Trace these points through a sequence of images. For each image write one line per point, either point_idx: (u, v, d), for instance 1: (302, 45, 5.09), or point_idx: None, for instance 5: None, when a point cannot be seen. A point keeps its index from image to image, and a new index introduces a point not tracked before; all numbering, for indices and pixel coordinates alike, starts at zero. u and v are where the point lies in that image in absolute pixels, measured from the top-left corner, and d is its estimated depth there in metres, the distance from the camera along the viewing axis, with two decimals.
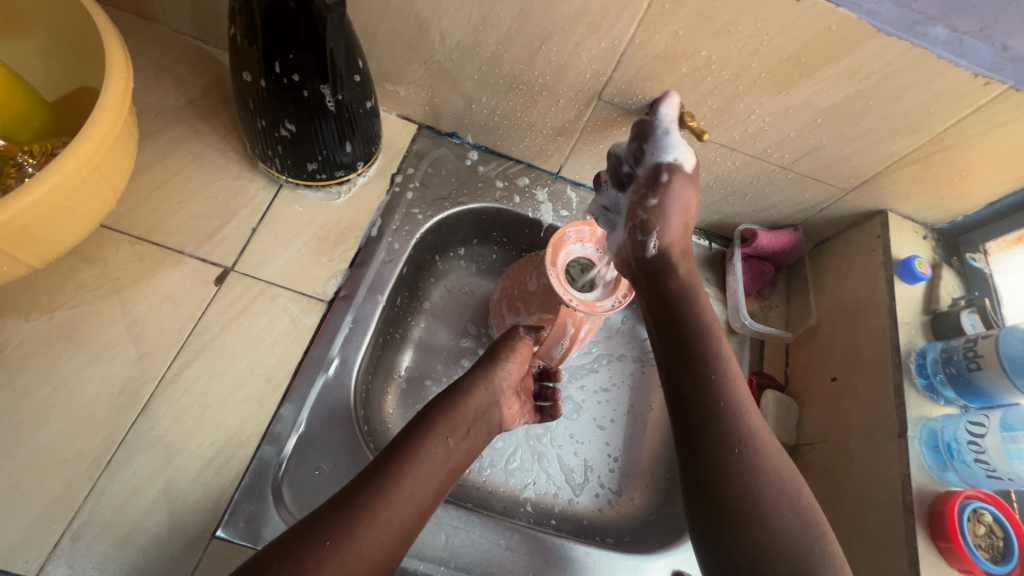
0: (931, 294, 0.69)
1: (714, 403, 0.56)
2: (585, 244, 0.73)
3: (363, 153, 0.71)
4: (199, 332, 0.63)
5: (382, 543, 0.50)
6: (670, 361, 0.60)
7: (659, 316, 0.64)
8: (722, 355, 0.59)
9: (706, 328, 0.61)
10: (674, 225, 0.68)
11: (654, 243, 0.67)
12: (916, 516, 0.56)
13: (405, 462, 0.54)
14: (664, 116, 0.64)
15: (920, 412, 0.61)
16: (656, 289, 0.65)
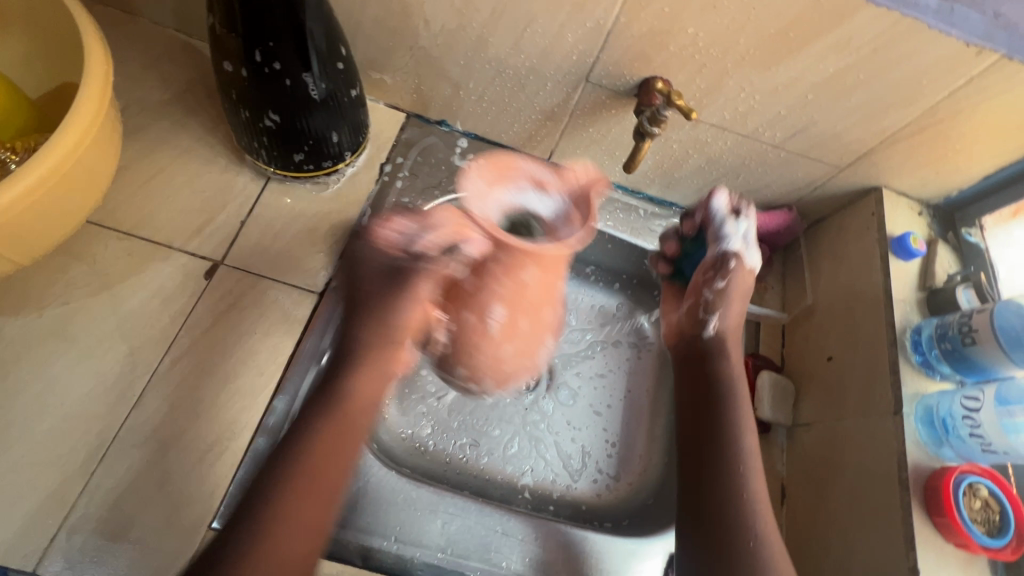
0: (926, 270, 0.69)
1: (720, 472, 0.60)
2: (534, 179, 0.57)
3: (351, 142, 0.70)
4: (190, 327, 0.63)
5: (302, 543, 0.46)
6: (694, 435, 0.64)
7: (693, 391, 0.68)
8: (743, 435, 0.62)
9: (736, 404, 0.64)
10: (735, 312, 0.70)
11: (713, 323, 0.69)
12: (912, 491, 0.56)
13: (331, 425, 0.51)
14: (716, 207, 0.70)
15: (916, 389, 0.61)
16: (699, 365, 0.69)
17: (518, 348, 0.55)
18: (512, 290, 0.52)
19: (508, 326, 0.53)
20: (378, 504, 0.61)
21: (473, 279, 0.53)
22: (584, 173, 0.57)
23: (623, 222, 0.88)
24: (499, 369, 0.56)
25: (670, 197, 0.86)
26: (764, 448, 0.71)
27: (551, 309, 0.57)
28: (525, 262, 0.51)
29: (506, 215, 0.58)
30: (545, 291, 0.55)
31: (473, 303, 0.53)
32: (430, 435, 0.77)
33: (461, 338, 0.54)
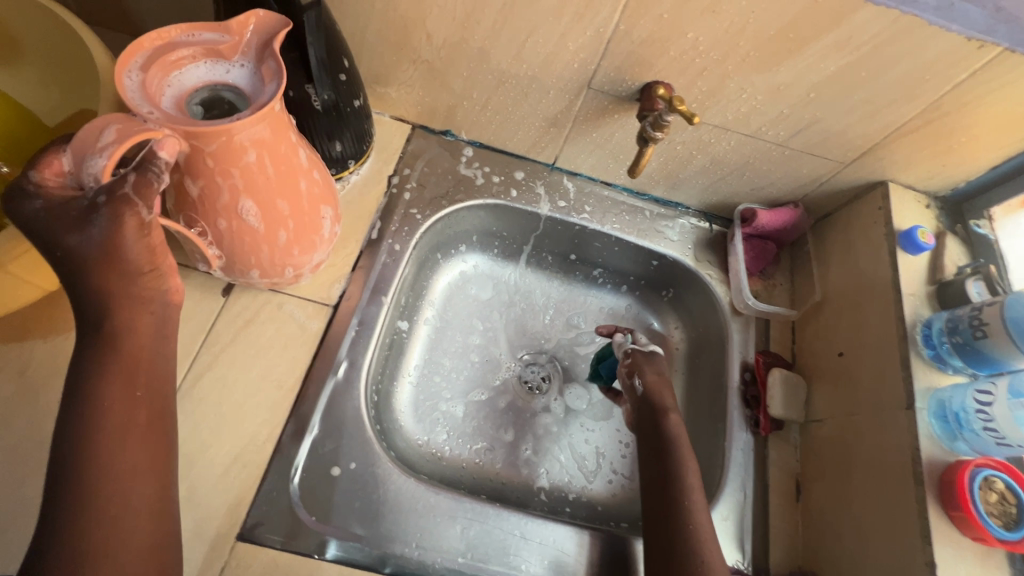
0: (936, 264, 0.68)
1: (684, 516, 0.61)
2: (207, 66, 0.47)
3: (354, 150, 0.72)
4: (210, 343, 0.65)
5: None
6: (655, 489, 0.64)
7: (649, 449, 0.68)
8: (693, 484, 0.63)
9: (681, 458, 0.66)
10: (660, 376, 0.74)
11: (639, 381, 0.74)
12: (927, 486, 0.56)
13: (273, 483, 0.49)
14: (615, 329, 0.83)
15: (928, 383, 0.61)
16: (648, 425, 0.70)
17: (298, 222, 0.56)
18: (243, 176, 0.48)
19: (276, 218, 0.53)
20: (397, 511, 0.63)
21: (204, 167, 0.47)
22: (259, 20, 0.47)
23: (629, 224, 0.85)
24: (287, 259, 0.58)
25: (675, 198, 0.86)
26: (775, 443, 0.72)
27: (307, 178, 0.55)
28: (214, 163, 0.47)
29: (201, 89, 0.47)
30: (291, 160, 0.52)
31: (221, 191, 0.49)
32: (445, 440, 0.79)
33: (246, 234, 0.53)
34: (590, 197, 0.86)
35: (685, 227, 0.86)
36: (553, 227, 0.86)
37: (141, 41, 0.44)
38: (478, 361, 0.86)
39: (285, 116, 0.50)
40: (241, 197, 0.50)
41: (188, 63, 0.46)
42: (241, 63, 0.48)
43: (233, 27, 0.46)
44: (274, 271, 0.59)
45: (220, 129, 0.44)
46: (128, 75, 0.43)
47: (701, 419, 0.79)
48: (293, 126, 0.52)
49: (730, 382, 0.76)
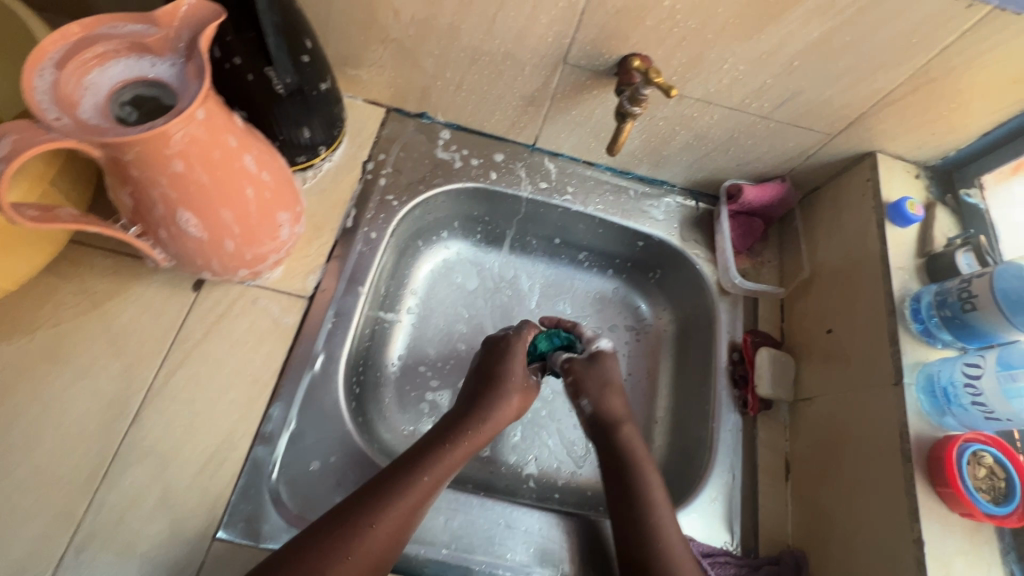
0: (925, 236, 0.66)
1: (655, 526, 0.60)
2: (133, 59, 0.44)
3: (324, 136, 0.70)
4: (182, 340, 0.63)
5: (385, 541, 0.53)
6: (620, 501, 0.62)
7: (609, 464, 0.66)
8: (654, 487, 0.62)
9: (642, 469, 0.64)
10: (605, 385, 0.71)
11: (586, 404, 0.70)
12: (914, 463, 0.55)
13: (400, 479, 0.56)
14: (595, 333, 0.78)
15: (917, 358, 0.59)
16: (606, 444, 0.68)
17: (246, 230, 0.54)
18: (176, 185, 0.47)
19: (220, 226, 0.52)
20: None
21: (130, 176, 0.45)
22: (189, 8, 0.44)
23: (613, 205, 0.83)
24: (239, 260, 0.57)
25: (660, 176, 0.84)
26: (764, 422, 0.72)
27: (254, 184, 0.53)
28: (140, 173, 0.45)
29: (126, 87, 0.44)
30: (231, 168, 0.50)
31: (156, 201, 0.47)
32: None
33: (190, 242, 0.52)
34: (573, 178, 0.84)
35: (670, 206, 0.84)
36: (535, 211, 0.84)
37: (55, 32, 0.41)
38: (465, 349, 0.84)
39: (218, 118, 0.48)
40: (179, 207, 0.49)
41: (112, 57, 0.43)
42: (173, 60, 0.45)
43: (162, 19, 0.43)
44: (227, 274, 0.59)
45: (133, 139, 0.41)
46: (40, 73, 0.40)
47: (691, 400, 0.78)
48: (232, 130, 0.50)
49: (718, 362, 0.75)
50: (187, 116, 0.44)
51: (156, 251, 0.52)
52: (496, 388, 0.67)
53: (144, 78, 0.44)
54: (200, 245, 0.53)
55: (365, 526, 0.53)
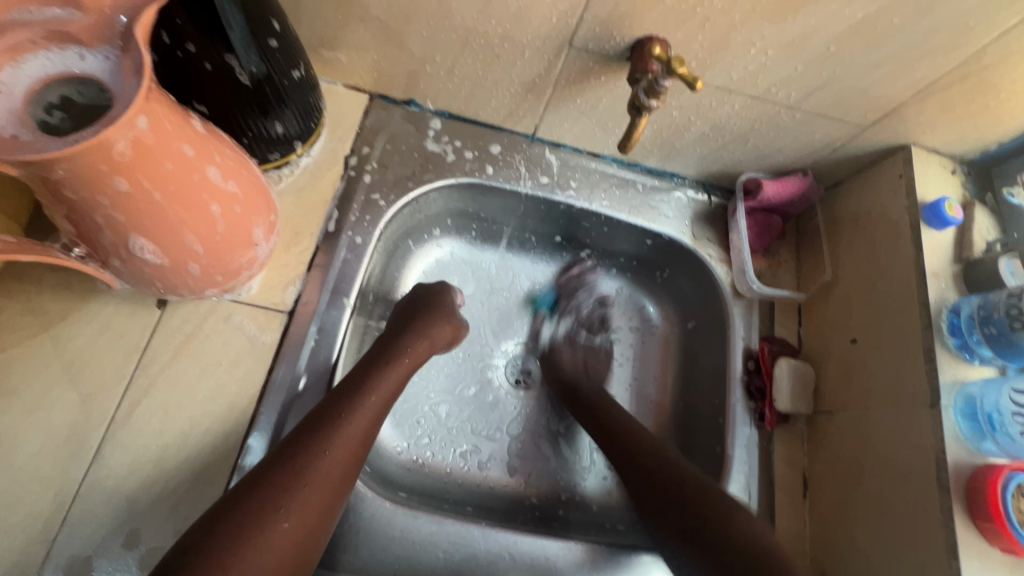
0: (963, 240, 0.61)
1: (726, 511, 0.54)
2: (60, 54, 0.37)
3: (299, 130, 0.62)
4: (146, 364, 0.57)
5: (343, 465, 0.50)
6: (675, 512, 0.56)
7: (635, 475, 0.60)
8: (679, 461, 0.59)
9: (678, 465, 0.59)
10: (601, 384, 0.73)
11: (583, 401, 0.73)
12: (953, 494, 0.51)
13: (347, 401, 0.53)
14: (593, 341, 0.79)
15: (955, 377, 0.55)
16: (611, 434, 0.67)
17: (214, 250, 0.47)
18: (124, 205, 0.40)
19: (182, 249, 0.45)
20: (373, 540, 0.57)
21: (65, 198, 0.38)
22: None
23: (619, 201, 0.76)
24: (209, 283, 0.50)
25: (671, 168, 0.77)
26: (781, 437, 0.67)
27: (220, 199, 0.46)
28: (76, 193, 0.38)
29: (49, 87, 0.37)
30: (189, 181, 0.43)
31: (101, 225, 0.41)
32: (427, 445, 0.73)
33: (147, 267, 0.45)
34: (576, 171, 0.76)
35: (681, 201, 0.78)
36: (536, 207, 0.77)
37: None
38: (470, 350, 0.79)
39: (166, 123, 0.40)
40: (129, 231, 0.42)
41: (29, 50, 0.36)
42: (106, 52, 0.37)
43: (87, 2, 0.35)
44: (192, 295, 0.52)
45: (54, 156, 0.34)
46: None
47: (701, 410, 0.74)
48: (186, 136, 0.42)
49: (733, 372, 0.70)
50: (123, 124, 0.36)
51: (107, 274, 0.45)
52: (432, 311, 0.67)
53: (68, 73, 0.37)
54: (162, 271, 0.46)
55: (311, 474, 0.47)
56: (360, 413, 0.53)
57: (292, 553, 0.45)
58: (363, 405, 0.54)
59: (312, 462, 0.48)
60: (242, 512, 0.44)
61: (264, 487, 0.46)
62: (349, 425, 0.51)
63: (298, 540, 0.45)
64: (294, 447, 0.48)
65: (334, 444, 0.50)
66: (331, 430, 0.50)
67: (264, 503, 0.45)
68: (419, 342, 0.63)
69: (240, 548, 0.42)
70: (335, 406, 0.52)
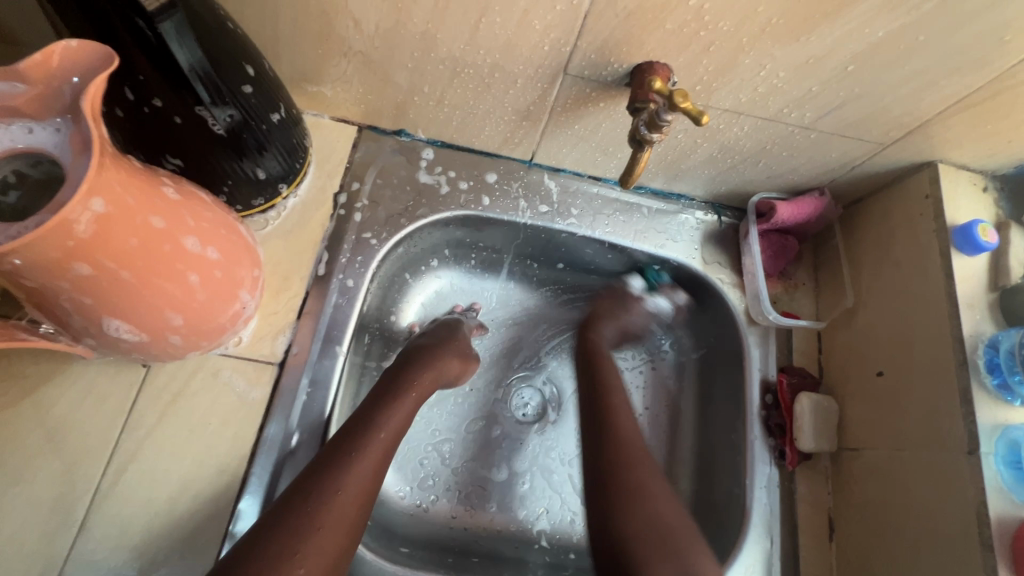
0: (998, 266, 0.56)
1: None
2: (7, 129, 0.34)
3: (284, 171, 0.59)
4: (132, 428, 0.54)
5: (357, 506, 0.47)
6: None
7: (643, 522, 0.52)
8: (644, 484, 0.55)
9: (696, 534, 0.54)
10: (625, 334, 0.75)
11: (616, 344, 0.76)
12: (997, 554, 0.47)
13: (358, 436, 0.51)
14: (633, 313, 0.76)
15: (993, 419, 0.51)
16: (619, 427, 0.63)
17: (191, 318, 0.45)
18: (89, 289, 0.37)
19: (159, 323, 0.43)
20: None
21: (25, 285, 0.36)
22: (62, 57, 0.33)
23: (624, 226, 0.73)
24: (192, 344, 0.48)
25: (677, 189, 0.73)
26: (804, 476, 0.63)
27: (198, 269, 0.44)
28: (34, 281, 0.35)
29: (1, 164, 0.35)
30: (160, 255, 0.40)
31: (67, 308, 0.39)
32: (431, 488, 0.70)
33: (122, 341, 0.44)
34: (577, 197, 0.73)
35: (689, 223, 0.74)
36: (535, 236, 0.73)
37: None
38: (476, 384, 0.76)
39: (127, 197, 0.37)
40: (98, 311, 0.40)
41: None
42: (56, 124, 0.35)
43: (31, 72, 0.32)
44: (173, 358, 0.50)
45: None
46: None
47: (717, 446, 0.70)
48: (156, 207, 0.40)
49: (750, 407, 0.66)
50: (74, 206, 0.33)
51: (79, 347, 0.43)
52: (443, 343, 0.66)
53: (14, 150, 0.34)
54: (141, 345, 0.45)
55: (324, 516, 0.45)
56: (372, 448, 0.50)
57: None
58: (374, 440, 0.51)
59: (325, 503, 0.45)
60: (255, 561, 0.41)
61: (277, 532, 0.43)
62: (360, 464, 0.49)
63: None
64: (305, 490, 0.46)
65: (346, 482, 0.47)
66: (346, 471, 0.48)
67: (283, 547, 0.42)
68: (425, 374, 0.61)
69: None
70: (341, 444, 0.50)
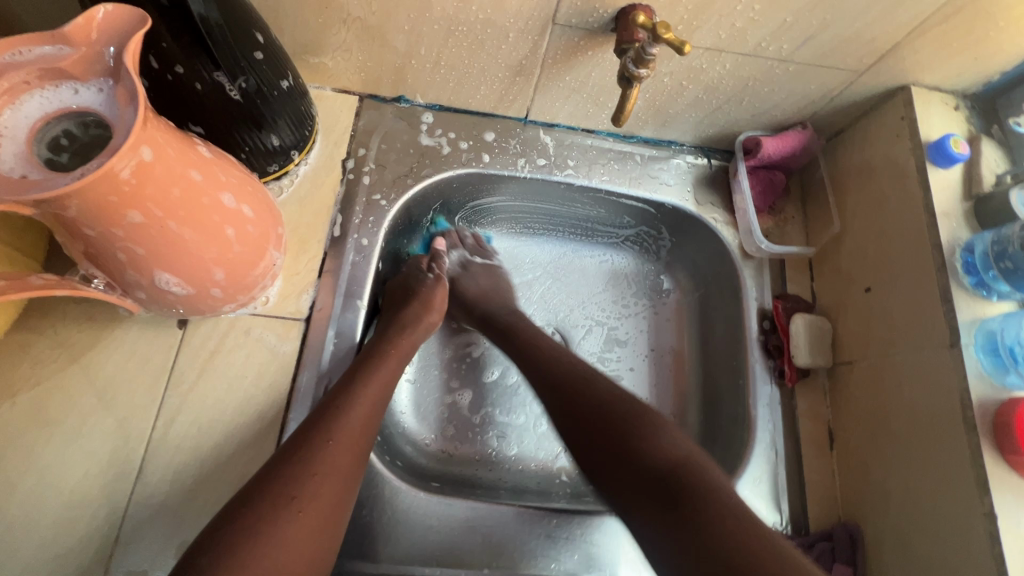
0: (971, 176, 0.60)
1: (710, 483, 0.47)
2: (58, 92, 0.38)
3: (295, 139, 0.63)
4: (175, 384, 0.58)
5: (352, 452, 0.50)
6: (635, 482, 0.49)
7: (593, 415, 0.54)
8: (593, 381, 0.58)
9: (669, 425, 0.52)
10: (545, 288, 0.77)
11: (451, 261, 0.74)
12: (980, 433, 0.51)
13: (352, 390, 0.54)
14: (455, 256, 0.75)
15: (973, 314, 0.55)
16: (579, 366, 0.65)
17: (228, 269, 0.49)
18: (140, 237, 0.41)
19: (202, 276, 0.48)
20: (411, 531, 0.58)
21: (84, 234, 0.40)
22: (106, 21, 0.36)
23: (619, 174, 0.76)
24: (227, 295, 0.52)
25: (667, 135, 0.76)
26: (802, 392, 0.68)
27: (234, 223, 0.48)
28: (93, 229, 0.39)
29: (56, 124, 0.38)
30: (199, 206, 0.44)
31: (122, 260, 0.42)
32: (454, 434, 0.74)
33: (170, 294, 0.48)
34: (573, 149, 0.76)
35: (681, 167, 0.77)
36: (536, 189, 0.77)
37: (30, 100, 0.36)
38: (489, 338, 0.80)
39: (169, 149, 0.41)
40: (149, 263, 0.44)
41: (23, 91, 0.37)
42: (100, 84, 0.38)
43: (75, 37, 0.36)
44: (208, 312, 0.53)
45: (65, 191, 0.35)
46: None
47: (722, 374, 0.73)
48: (193, 162, 0.43)
49: (749, 333, 0.70)
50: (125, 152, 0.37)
51: (129, 301, 0.47)
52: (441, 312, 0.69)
53: (66, 109, 0.38)
54: (184, 297, 0.49)
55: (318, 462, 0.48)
56: (360, 401, 0.54)
57: (311, 545, 0.45)
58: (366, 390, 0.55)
59: (318, 451, 0.48)
60: (256, 506, 0.44)
61: (274, 479, 0.46)
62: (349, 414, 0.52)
63: (316, 530, 0.46)
64: (300, 441, 0.49)
65: (338, 433, 0.50)
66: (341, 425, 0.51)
67: (278, 494, 0.45)
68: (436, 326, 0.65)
69: (253, 534, 0.43)
70: (337, 397, 0.53)
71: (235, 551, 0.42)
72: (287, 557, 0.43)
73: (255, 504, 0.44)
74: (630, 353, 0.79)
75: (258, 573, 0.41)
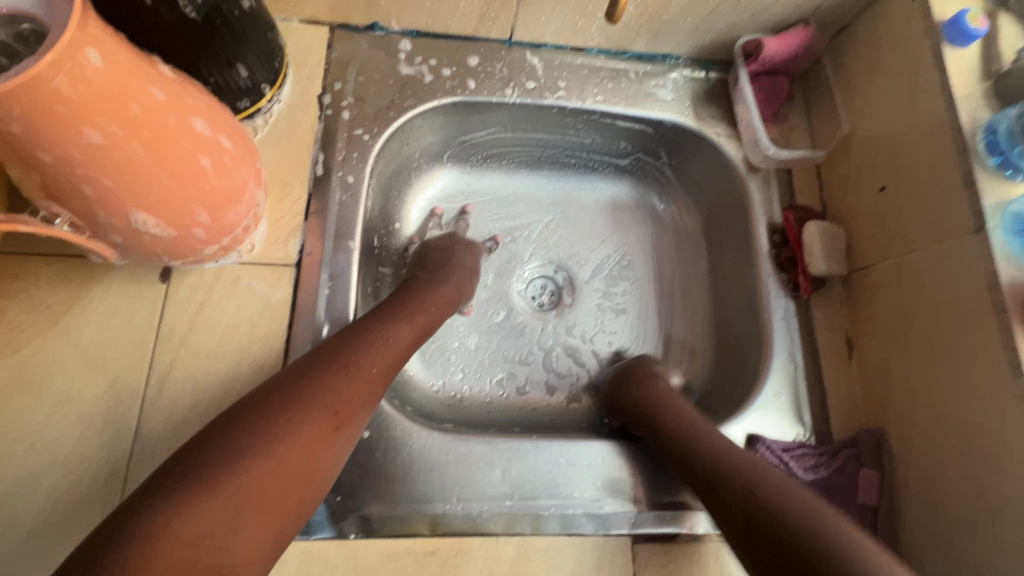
0: (990, 53, 0.56)
1: None
2: None
3: (264, 71, 0.58)
4: (165, 339, 0.55)
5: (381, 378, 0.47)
6: None
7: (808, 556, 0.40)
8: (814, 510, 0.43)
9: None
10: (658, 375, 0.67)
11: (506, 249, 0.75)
12: (1011, 314, 0.49)
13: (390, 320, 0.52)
14: None
15: (997, 198, 0.52)
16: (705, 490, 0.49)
17: (207, 201, 0.45)
18: (102, 163, 0.37)
19: (180, 211, 0.44)
20: (426, 471, 0.56)
21: (37, 160, 0.35)
22: None
23: (614, 92, 0.71)
24: (211, 232, 0.48)
25: (662, 48, 0.72)
26: (819, 302, 0.65)
27: (209, 152, 0.44)
28: (47, 152, 0.35)
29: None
30: (165, 128, 0.40)
31: (87, 194, 0.38)
32: (463, 379, 0.71)
33: (148, 235, 0.44)
34: (563, 70, 0.71)
35: (679, 81, 0.73)
36: (527, 116, 0.72)
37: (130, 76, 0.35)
38: (492, 281, 0.77)
39: (122, 59, 0.36)
40: (119, 198, 0.40)
41: None
42: None
43: None
44: (188, 255, 0.49)
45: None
46: None
47: (734, 295, 0.71)
48: (155, 78, 0.39)
49: (760, 249, 0.67)
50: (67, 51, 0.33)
51: (101, 244, 0.43)
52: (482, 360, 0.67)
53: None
54: (163, 237, 0.45)
55: (353, 382, 0.45)
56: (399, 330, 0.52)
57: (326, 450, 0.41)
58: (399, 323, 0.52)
59: (355, 371, 0.45)
60: (283, 401, 0.40)
61: (295, 380, 0.42)
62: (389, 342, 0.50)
63: (335, 436, 0.42)
64: (348, 359, 0.45)
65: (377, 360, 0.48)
66: (358, 353, 0.47)
67: (284, 397, 0.41)
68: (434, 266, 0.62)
69: (249, 435, 0.37)
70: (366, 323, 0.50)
71: (262, 449, 0.37)
72: (294, 462, 0.39)
73: (254, 409, 0.39)
74: (633, 288, 0.78)
75: (268, 481, 0.37)
